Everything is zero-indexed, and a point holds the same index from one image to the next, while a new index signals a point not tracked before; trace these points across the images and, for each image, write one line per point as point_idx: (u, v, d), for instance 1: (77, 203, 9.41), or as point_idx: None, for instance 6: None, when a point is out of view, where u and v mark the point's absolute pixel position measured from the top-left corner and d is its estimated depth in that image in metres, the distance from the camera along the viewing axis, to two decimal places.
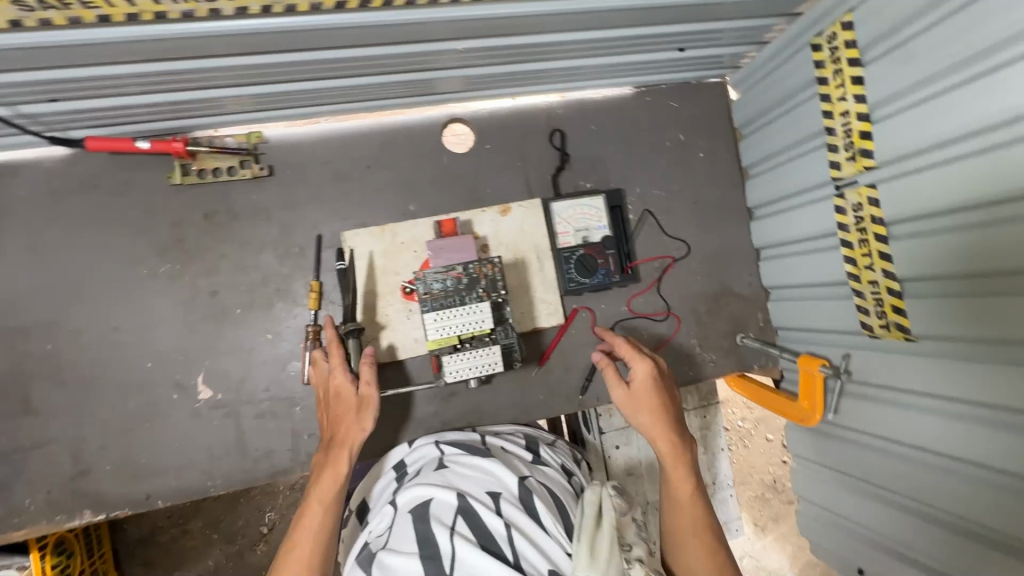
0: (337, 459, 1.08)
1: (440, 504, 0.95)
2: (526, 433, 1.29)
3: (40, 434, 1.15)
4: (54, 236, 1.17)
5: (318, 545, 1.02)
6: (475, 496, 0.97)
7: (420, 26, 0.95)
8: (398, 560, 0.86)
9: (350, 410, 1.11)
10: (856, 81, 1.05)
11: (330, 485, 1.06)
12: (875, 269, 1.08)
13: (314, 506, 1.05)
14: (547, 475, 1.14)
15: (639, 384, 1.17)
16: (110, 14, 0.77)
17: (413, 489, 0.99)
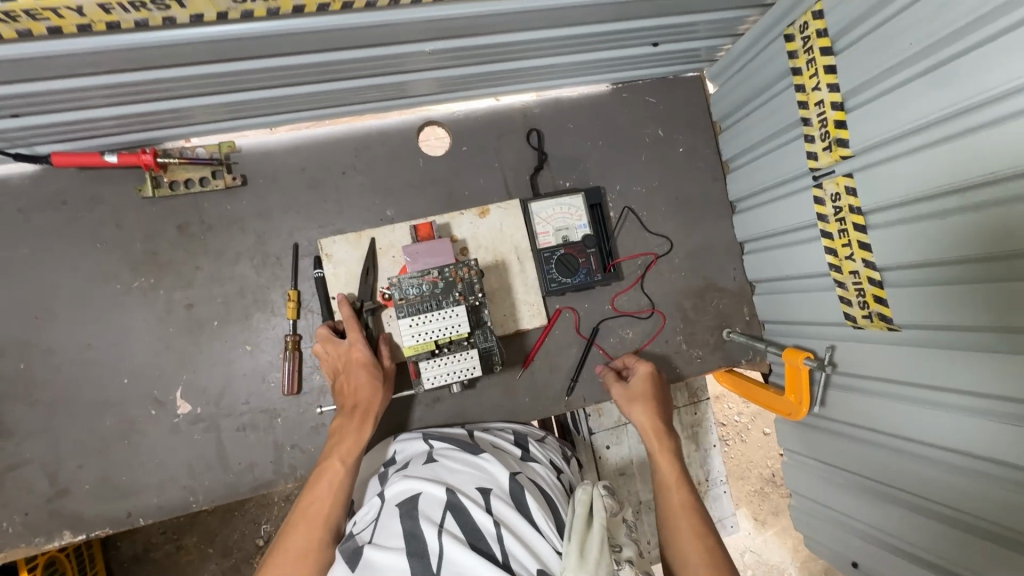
0: (361, 423, 1.12)
1: (428, 500, 0.94)
2: (515, 429, 1.27)
3: (15, 455, 1.13)
4: (23, 254, 1.15)
5: (338, 504, 1.02)
6: (464, 493, 0.96)
7: (383, 29, 0.93)
8: (385, 554, 0.84)
9: (373, 379, 1.16)
10: (828, 71, 1.04)
11: (352, 448, 1.09)
12: (855, 259, 1.07)
13: (335, 467, 1.06)
14: (537, 471, 1.11)
15: (641, 381, 1.27)
16: (61, 25, 0.75)
17: (403, 483, 1.00)
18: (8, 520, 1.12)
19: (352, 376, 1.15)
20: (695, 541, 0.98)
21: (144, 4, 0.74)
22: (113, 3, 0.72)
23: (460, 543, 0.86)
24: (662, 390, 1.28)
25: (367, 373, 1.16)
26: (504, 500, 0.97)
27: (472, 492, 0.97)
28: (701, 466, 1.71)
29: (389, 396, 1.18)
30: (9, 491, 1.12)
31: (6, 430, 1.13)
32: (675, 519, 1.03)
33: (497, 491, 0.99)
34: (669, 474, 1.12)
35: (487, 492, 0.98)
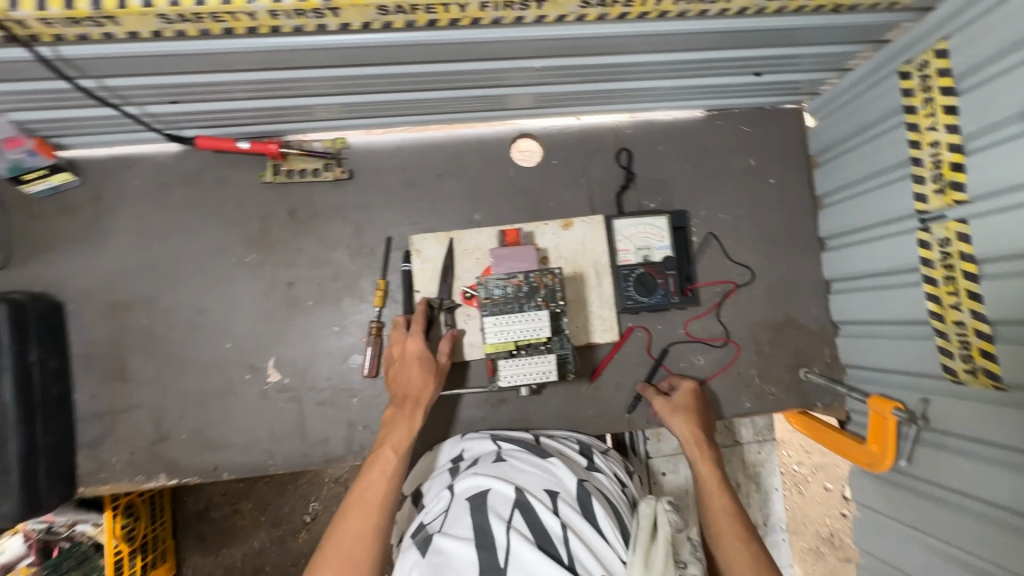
0: (413, 415, 1.17)
1: (497, 496, 0.99)
2: (581, 439, 1.30)
3: (130, 399, 1.27)
4: (159, 222, 1.30)
5: (387, 494, 1.10)
6: (532, 494, 1.01)
7: (501, 44, 1.00)
8: (453, 544, 0.89)
9: (428, 373, 1.20)
10: (948, 111, 1.00)
11: (404, 438, 1.15)
12: (962, 309, 1.01)
13: (388, 454, 1.13)
14: (601, 483, 1.15)
15: (683, 395, 1.29)
16: (234, 27, 0.86)
17: (472, 479, 1.05)
18: (117, 455, 1.26)
19: (408, 369, 1.20)
20: (741, 548, 1.06)
21: (306, 12, 0.83)
22: (281, 10, 0.82)
23: (527, 542, 0.89)
24: (702, 404, 1.31)
25: (422, 367, 1.20)
26: (570, 505, 1.01)
27: (540, 493, 1.02)
28: (760, 508, 1.64)
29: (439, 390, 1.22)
30: (121, 430, 1.26)
31: (125, 375, 1.27)
32: (720, 526, 1.10)
33: (563, 497, 1.03)
34: (712, 483, 1.18)
35: (555, 495, 1.02)
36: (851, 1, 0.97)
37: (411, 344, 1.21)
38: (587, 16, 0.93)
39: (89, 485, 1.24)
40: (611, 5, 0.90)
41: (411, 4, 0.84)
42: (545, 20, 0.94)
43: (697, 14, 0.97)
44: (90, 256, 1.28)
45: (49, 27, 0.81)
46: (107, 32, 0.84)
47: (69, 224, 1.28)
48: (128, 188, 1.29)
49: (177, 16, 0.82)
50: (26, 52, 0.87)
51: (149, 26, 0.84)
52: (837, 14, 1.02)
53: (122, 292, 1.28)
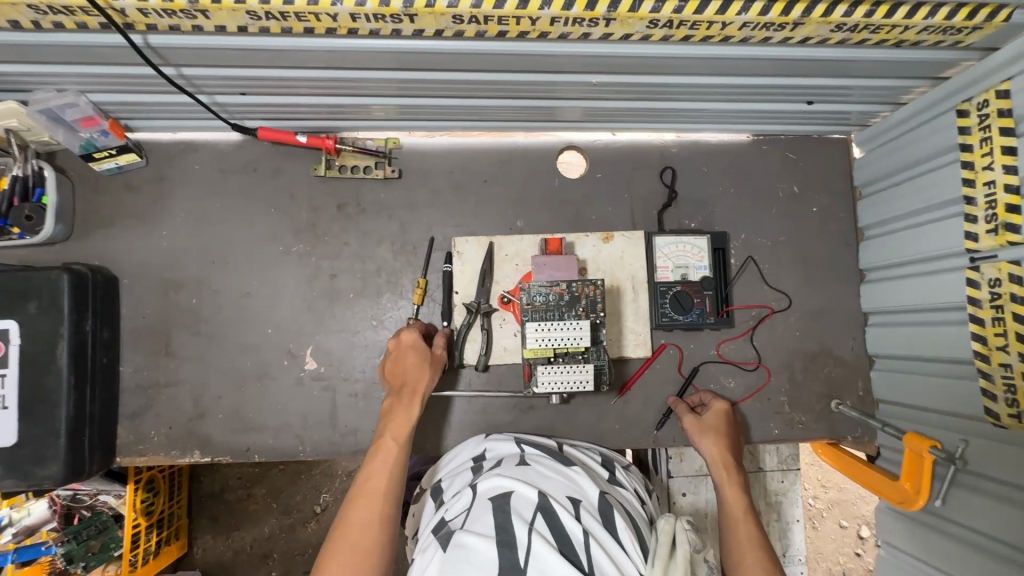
0: (411, 403, 1.18)
1: (520, 498, 1.00)
2: (603, 453, 1.31)
3: (172, 375, 1.31)
4: (215, 207, 1.35)
5: (392, 481, 1.09)
6: (555, 499, 1.02)
7: (563, 59, 1.03)
8: (474, 540, 0.90)
9: (426, 364, 1.22)
10: (1007, 152, 0.99)
11: (403, 427, 1.16)
12: (1010, 351, 1.00)
13: (388, 444, 1.14)
14: (623, 497, 1.15)
15: (714, 415, 1.29)
16: (315, 27, 0.90)
17: (494, 479, 1.06)
18: (156, 429, 1.30)
19: (405, 361, 1.23)
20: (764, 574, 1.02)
21: (385, 17, 0.87)
22: (362, 13, 0.86)
23: (547, 543, 0.89)
24: (732, 426, 1.30)
25: (421, 358, 1.23)
26: (592, 514, 1.01)
27: (562, 500, 1.03)
28: (779, 539, 1.61)
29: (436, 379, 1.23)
30: (162, 404, 1.31)
31: (170, 351, 1.32)
32: (743, 550, 1.08)
33: (585, 506, 1.03)
34: (737, 508, 1.16)
35: (576, 503, 1.03)
36: (915, 37, 0.98)
37: (405, 338, 1.24)
38: (651, 37, 0.96)
39: (127, 455, 1.29)
40: (678, 27, 0.92)
41: (485, 15, 0.87)
42: (610, 38, 0.96)
43: (760, 41, 0.99)
44: (148, 234, 1.34)
45: (145, 16, 0.86)
46: (197, 24, 0.89)
47: (131, 203, 1.34)
48: (189, 173, 1.35)
49: (264, 14, 0.86)
50: (119, 39, 0.92)
51: (236, 21, 0.88)
52: (899, 49, 1.02)
53: (174, 272, 1.33)
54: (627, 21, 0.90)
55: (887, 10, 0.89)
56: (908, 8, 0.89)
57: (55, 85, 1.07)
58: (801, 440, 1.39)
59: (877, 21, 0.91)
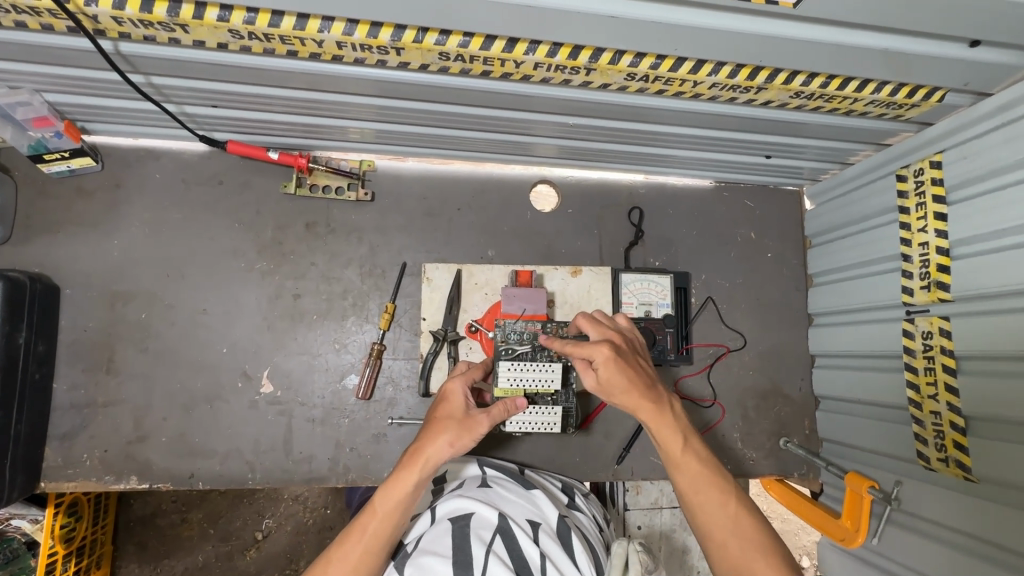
0: (418, 463, 0.98)
1: (480, 519, 1.00)
2: (564, 479, 1.32)
3: (113, 394, 1.23)
4: (174, 218, 1.30)
5: (405, 504, 0.96)
6: (514, 521, 1.02)
7: (543, 99, 1.06)
8: (432, 560, 0.90)
9: (445, 424, 1.02)
10: (938, 217, 1.09)
11: (438, 452, 0.98)
12: (940, 400, 1.08)
13: (410, 473, 0.97)
14: (580, 521, 1.17)
15: (607, 368, 0.98)
16: (298, 50, 0.89)
17: (454, 502, 1.05)
18: (89, 452, 1.21)
19: (439, 408, 1.08)
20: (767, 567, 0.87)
21: (372, 47, 0.87)
22: (349, 42, 0.86)
23: (504, 565, 0.91)
24: (631, 365, 1.01)
25: (447, 418, 1.04)
26: (550, 536, 1.02)
27: (522, 522, 1.04)
28: None
29: (472, 439, 1.01)
30: (98, 425, 1.22)
31: (113, 369, 1.24)
32: (719, 534, 0.93)
33: (544, 528, 1.04)
34: (699, 478, 0.97)
35: (535, 526, 1.04)
36: (863, 108, 1.07)
37: (448, 388, 1.10)
38: (629, 88, 1.00)
39: (53, 480, 1.19)
40: (653, 81, 0.97)
41: (472, 55, 0.90)
42: (589, 85, 1.00)
43: (726, 100, 1.05)
44: (98, 243, 1.27)
45: (119, 24, 0.83)
46: (174, 37, 0.86)
47: (82, 209, 1.27)
48: (148, 181, 1.29)
49: (247, 34, 0.84)
50: (87, 43, 0.88)
51: (217, 38, 0.86)
52: (849, 117, 1.12)
53: (124, 284, 1.26)
54: (607, 72, 0.94)
55: (839, 83, 0.98)
56: (858, 83, 0.98)
57: (8, 82, 1.01)
58: (752, 475, 1.44)
59: (831, 92, 1.00)
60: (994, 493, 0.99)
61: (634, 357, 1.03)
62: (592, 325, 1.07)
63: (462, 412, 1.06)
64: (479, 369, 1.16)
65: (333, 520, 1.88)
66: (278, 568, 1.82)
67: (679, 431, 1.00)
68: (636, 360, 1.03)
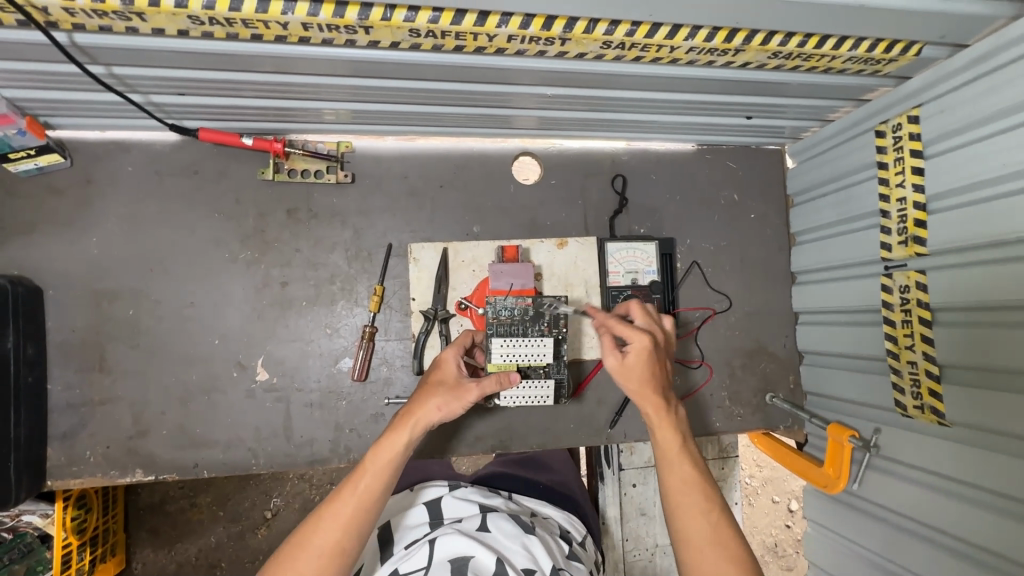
0: (408, 423, 1.02)
1: (477, 561, 1.06)
2: (564, 525, 1.39)
3: (109, 391, 1.24)
4: (152, 212, 1.27)
5: (394, 464, 1.01)
6: (510, 566, 1.08)
7: (515, 71, 1.04)
8: None
9: (435, 389, 1.06)
10: (916, 172, 1.10)
11: (430, 414, 1.03)
12: (916, 350, 1.13)
13: (401, 433, 1.02)
14: (576, 570, 1.21)
15: (638, 355, 1.08)
16: (263, 34, 0.86)
17: (454, 542, 1.11)
18: (91, 450, 1.23)
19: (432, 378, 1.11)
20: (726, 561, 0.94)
21: (339, 27, 0.85)
22: (314, 23, 0.83)
23: None
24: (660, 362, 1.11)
25: (438, 383, 1.08)
26: None
27: (517, 566, 1.09)
28: None
29: (457, 407, 1.04)
30: (98, 422, 1.24)
31: (105, 367, 1.24)
32: (696, 538, 0.97)
33: (540, 572, 1.10)
34: (687, 480, 1.03)
35: (530, 575, 1.09)
36: (842, 65, 1.06)
37: (442, 357, 1.13)
38: (604, 56, 0.99)
39: (59, 478, 1.21)
40: (629, 48, 0.96)
41: (442, 31, 0.87)
42: (565, 55, 0.98)
43: (704, 63, 1.04)
44: (76, 241, 1.25)
45: (71, 15, 0.79)
46: (131, 26, 0.83)
47: (57, 208, 1.24)
48: (121, 175, 1.26)
49: (208, 19, 0.81)
50: (40, 37, 0.84)
51: (177, 25, 0.83)
52: (827, 75, 1.11)
53: (108, 282, 1.25)
54: (581, 41, 0.92)
55: (817, 42, 0.97)
56: (835, 41, 0.97)
57: None
58: (740, 431, 1.50)
59: (808, 50, 0.99)
60: (966, 436, 1.05)
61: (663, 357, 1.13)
62: (642, 313, 1.18)
63: (455, 378, 1.09)
64: (468, 336, 1.20)
65: None
66: None
67: (678, 433, 1.07)
68: (664, 360, 1.13)
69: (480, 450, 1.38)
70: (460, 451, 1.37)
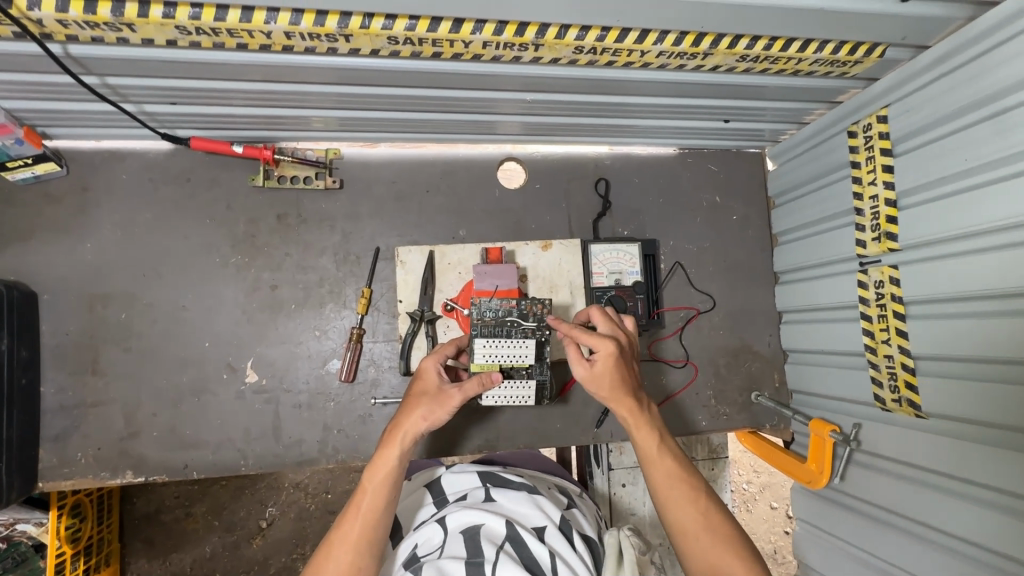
0: (397, 438, 1.04)
1: (488, 529, 1.12)
2: (560, 484, 1.47)
3: (101, 394, 1.27)
4: (145, 219, 1.31)
5: (392, 479, 1.04)
6: (520, 526, 1.15)
7: (493, 77, 1.07)
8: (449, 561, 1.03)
9: (418, 400, 1.08)
10: (886, 170, 1.13)
11: (416, 425, 1.05)
12: (892, 344, 1.15)
13: (391, 449, 1.04)
14: (578, 519, 1.31)
15: (606, 362, 1.08)
16: (248, 43, 0.90)
17: (464, 515, 1.16)
18: (83, 451, 1.25)
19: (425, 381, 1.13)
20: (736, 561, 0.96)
21: (320, 36, 0.89)
22: (297, 32, 0.87)
23: (513, 561, 1.04)
24: (627, 368, 1.10)
25: (422, 394, 1.09)
26: (555, 535, 1.16)
27: (527, 527, 1.17)
28: None
29: (445, 415, 1.06)
30: (89, 425, 1.26)
31: (98, 370, 1.27)
32: (693, 529, 1.01)
33: (550, 529, 1.18)
34: (670, 469, 1.06)
35: (539, 529, 1.18)
36: (809, 68, 1.10)
37: (421, 367, 1.15)
38: (579, 62, 1.02)
39: (50, 480, 1.23)
40: (601, 53, 0.99)
41: (419, 38, 0.91)
42: (540, 61, 1.02)
43: (676, 67, 1.08)
44: (71, 247, 1.28)
45: (65, 27, 0.83)
46: (122, 37, 0.87)
47: (52, 215, 1.28)
48: (116, 183, 1.30)
49: (194, 29, 0.85)
50: (35, 48, 0.88)
51: (165, 35, 0.87)
52: (797, 78, 1.15)
53: (101, 286, 1.28)
54: (555, 47, 0.96)
55: (782, 45, 1.01)
56: (800, 43, 1.01)
57: None
58: (726, 431, 1.51)
59: (775, 53, 1.03)
60: (943, 428, 1.06)
61: (631, 362, 1.13)
62: (605, 319, 1.16)
63: (436, 387, 1.11)
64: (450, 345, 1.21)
65: (335, 504, 1.95)
66: (285, 553, 1.89)
67: (655, 431, 1.09)
68: (632, 363, 1.13)
69: (467, 449, 1.39)
70: (447, 451, 1.38)
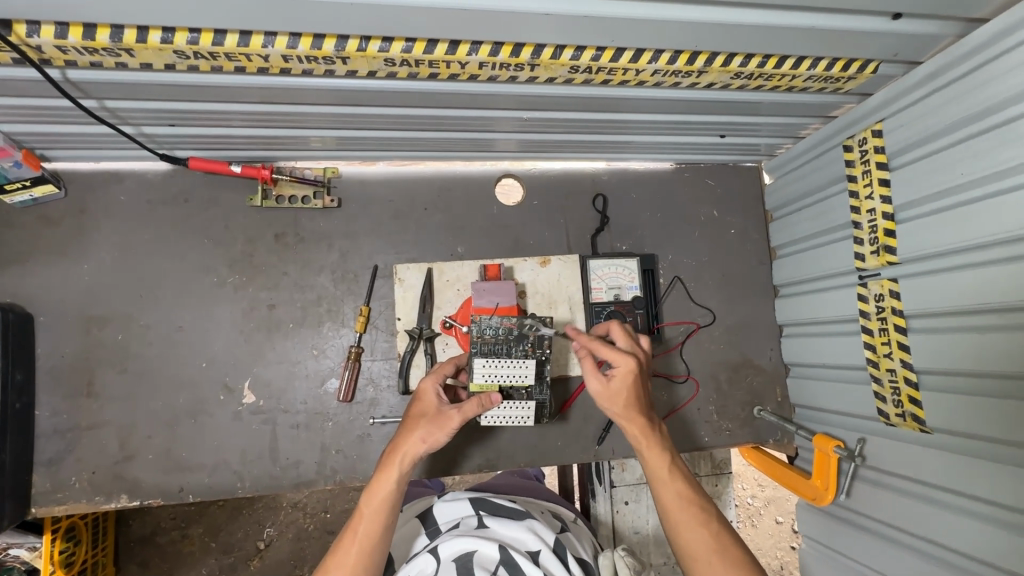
0: (396, 459, 1.03)
1: (482, 555, 1.11)
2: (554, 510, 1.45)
3: (96, 416, 1.25)
4: (143, 239, 1.31)
5: (388, 502, 1.02)
6: (513, 550, 1.14)
7: (490, 96, 1.08)
8: None
9: (417, 422, 1.07)
10: (883, 183, 1.14)
11: (416, 446, 1.04)
12: (894, 358, 1.14)
13: (388, 472, 1.02)
14: (573, 541, 1.30)
15: (623, 378, 1.09)
16: (246, 66, 0.91)
17: (457, 542, 1.14)
18: (77, 475, 1.23)
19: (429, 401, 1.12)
20: None
21: (317, 58, 0.89)
22: (294, 55, 0.88)
23: None
24: (643, 384, 1.12)
25: (420, 416, 1.08)
26: (548, 558, 1.15)
27: (521, 550, 1.16)
28: None
29: (442, 438, 1.05)
30: (84, 448, 1.24)
31: (93, 392, 1.26)
32: (702, 554, 0.99)
33: (545, 552, 1.17)
34: (682, 494, 1.05)
35: (533, 552, 1.16)
36: (803, 84, 1.11)
37: (420, 388, 1.14)
38: (574, 80, 1.03)
39: (43, 505, 1.21)
40: (597, 72, 1.00)
41: (416, 59, 0.92)
42: (535, 80, 1.03)
43: (672, 85, 1.08)
44: (68, 269, 1.28)
45: (64, 52, 0.84)
46: (120, 61, 0.88)
47: (49, 237, 1.28)
48: (114, 204, 1.30)
49: (193, 53, 0.86)
50: (34, 73, 0.89)
51: (163, 59, 0.87)
52: (792, 93, 1.16)
53: (98, 307, 1.28)
54: (550, 66, 0.97)
55: (776, 62, 1.01)
56: (793, 61, 1.01)
57: None
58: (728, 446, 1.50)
59: (769, 70, 1.03)
60: (947, 443, 1.05)
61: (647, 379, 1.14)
62: (625, 337, 1.18)
63: (435, 409, 1.10)
64: (449, 363, 1.20)
65: (334, 524, 1.92)
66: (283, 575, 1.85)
67: (666, 451, 1.08)
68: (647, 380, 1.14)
69: (466, 469, 1.37)
70: (447, 471, 1.36)
